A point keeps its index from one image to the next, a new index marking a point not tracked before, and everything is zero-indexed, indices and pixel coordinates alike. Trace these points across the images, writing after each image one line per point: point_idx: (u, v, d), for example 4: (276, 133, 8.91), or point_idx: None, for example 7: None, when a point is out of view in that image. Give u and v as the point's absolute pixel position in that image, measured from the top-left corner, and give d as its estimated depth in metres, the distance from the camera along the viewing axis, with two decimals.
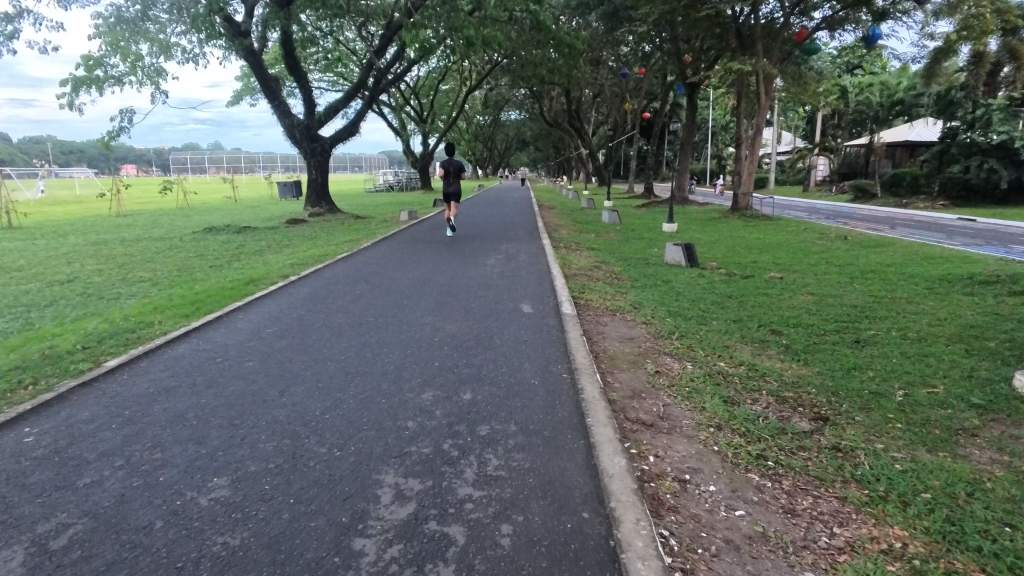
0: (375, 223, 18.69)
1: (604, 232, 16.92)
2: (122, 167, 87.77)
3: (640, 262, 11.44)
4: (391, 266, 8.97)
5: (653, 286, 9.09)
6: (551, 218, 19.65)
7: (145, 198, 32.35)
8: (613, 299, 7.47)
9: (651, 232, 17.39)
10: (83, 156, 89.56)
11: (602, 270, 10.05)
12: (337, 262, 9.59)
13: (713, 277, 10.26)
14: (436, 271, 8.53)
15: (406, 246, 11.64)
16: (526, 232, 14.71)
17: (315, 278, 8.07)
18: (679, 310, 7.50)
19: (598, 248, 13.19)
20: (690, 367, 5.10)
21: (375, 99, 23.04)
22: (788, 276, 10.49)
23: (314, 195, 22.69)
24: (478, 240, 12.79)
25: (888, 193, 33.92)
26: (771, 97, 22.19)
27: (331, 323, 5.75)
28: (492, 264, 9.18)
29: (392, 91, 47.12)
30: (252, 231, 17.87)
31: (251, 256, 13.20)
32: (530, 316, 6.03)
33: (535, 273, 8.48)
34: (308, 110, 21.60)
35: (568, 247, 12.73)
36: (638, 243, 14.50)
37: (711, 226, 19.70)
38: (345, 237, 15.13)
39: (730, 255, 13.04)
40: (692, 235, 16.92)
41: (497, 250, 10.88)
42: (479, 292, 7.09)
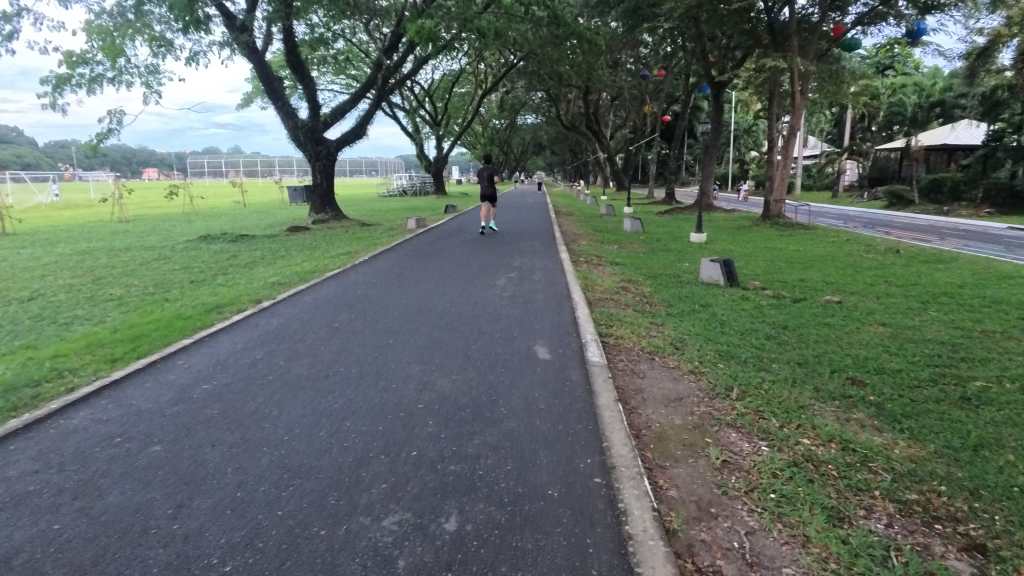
0: (381, 232, 17.50)
1: (627, 243, 15.53)
2: (142, 171, 88.30)
3: (671, 280, 10.08)
4: (385, 288, 7.68)
5: (693, 314, 7.69)
6: (569, 227, 18.31)
7: (152, 203, 31.59)
8: (648, 335, 6.10)
9: (679, 242, 15.92)
10: (105, 161, 90.17)
11: (630, 291, 8.69)
12: (324, 281, 8.34)
13: (759, 300, 8.86)
14: (436, 295, 7.23)
15: (408, 260, 10.39)
16: (541, 243, 13.37)
17: (292, 304, 6.82)
18: (729, 349, 6.11)
19: (624, 262, 11.83)
20: (767, 452, 3.70)
21: (385, 101, 21.86)
22: (847, 299, 9.03)
23: (318, 200, 21.59)
24: (491, 252, 11.49)
25: (926, 199, 31.65)
26: (807, 98, 20.62)
27: (290, 374, 4.47)
28: (502, 286, 7.84)
29: (406, 94, 46.14)
30: (249, 240, 16.77)
31: (240, 270, 12.05)
32: (547, 366, 4.69)
33: (552, 300, 7.14)
34: (313, 111, 20.51)
35: (590, 261, 11.40)
36: (666, 256, 13.14)
37: (744, 236, 18.19)
38: (345, 248, 13.91)
39: (772, 271, 11.58)
40: (724, 247, 15.44)
41: (509, 266, 9.58)
42: (484, 327, 5.77)
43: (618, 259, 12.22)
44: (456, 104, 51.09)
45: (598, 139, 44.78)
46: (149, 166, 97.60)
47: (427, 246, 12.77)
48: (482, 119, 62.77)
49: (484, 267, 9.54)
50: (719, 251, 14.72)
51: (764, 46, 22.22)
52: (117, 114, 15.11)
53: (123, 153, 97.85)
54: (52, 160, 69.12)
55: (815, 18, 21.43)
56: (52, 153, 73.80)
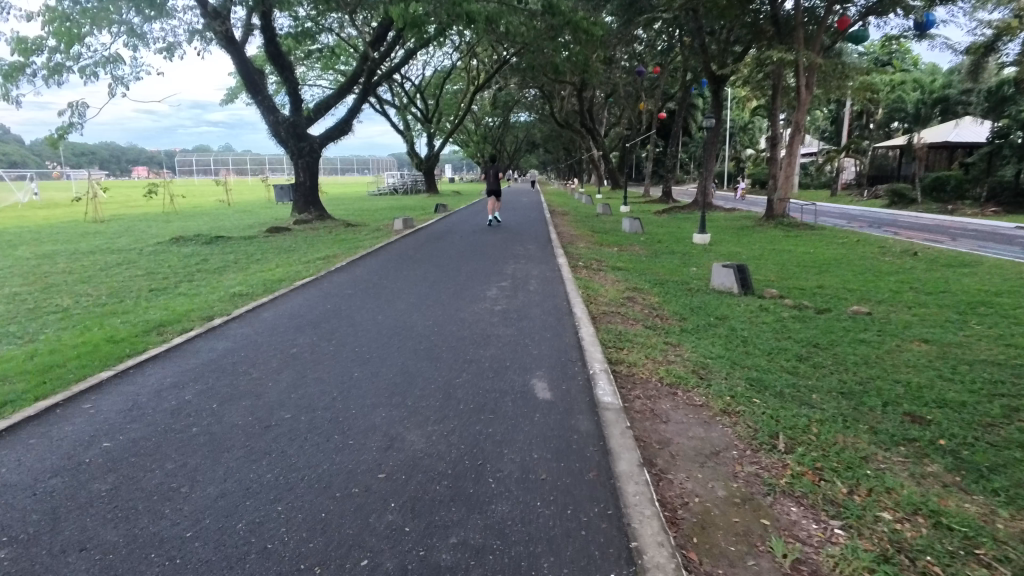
0: (365, 233, 16.51)
1: (627, 245, 14.61)
2: (131, 170, 86.82)
3: (679, 287, 9.18)
4: (359, 301, 6.72)
5: (710, 329, 6.80)
6: (565, 227, 17.38)
7: (131, 202, 30.39)
8: (665, 358, 5.16)
9: (682, 244, 15.02)
10: (93, 159, 88.70)
11: (636, 300, 7.76)
12: (292, 291, 7.36)
13: (780, 311, 7.97)
14: (417, 311, 6.27)
15: (392, 264, 9.48)
16: (537, 245, 12.46)
17: (248, 322, 5.84)
18: (759, 376, 5.20)
19: (626, 267, 10.93)
20: (844, 538, 2.78)
21: (372, 95, 20.81)
22: (876, 310, 8.14)
23: (301, 200, 20.54)
24: (483, 256, 10.58)
25: (928, 197, 30.88)
26: (812, 93, 19.77)
27: (221, 425, 3.52)
28: (495, 298, 6.89)
29: (396, 90, 45.06)
30: (225, 242, 15.73)
31: (208, 276, 11.04)
32: (547, 410, 3.75)
33: (551, 315, 6.21)
34: (294, 105, 19.45)
35: (589, 266, 10.49)
36: (671, 260, 12.28)
37: (749, 237, 17.32)
38: (325, 252, 12.93)
39: (786, 277, 10.69)
40: (730, 250, 14.54)
41: (502, 274, 8.64)
42: (472, 353, 4.83)
43: (623, 264, 11.31)
44: (448, 100, 50.04)
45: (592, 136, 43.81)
46: (138, 165, 96.06)
47: (413, 248, 11.80)
48: (475, 117, 61.77)
49: (474, 274, 8.60)
50: (726, 254, 13.81)
51: (768, 38, 21.32)
52: (79, 106, 14.02)
53: (111, 151, 96.29)
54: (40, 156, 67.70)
55: (820, 10, 20.59)
56: (37, 151, 72.34)
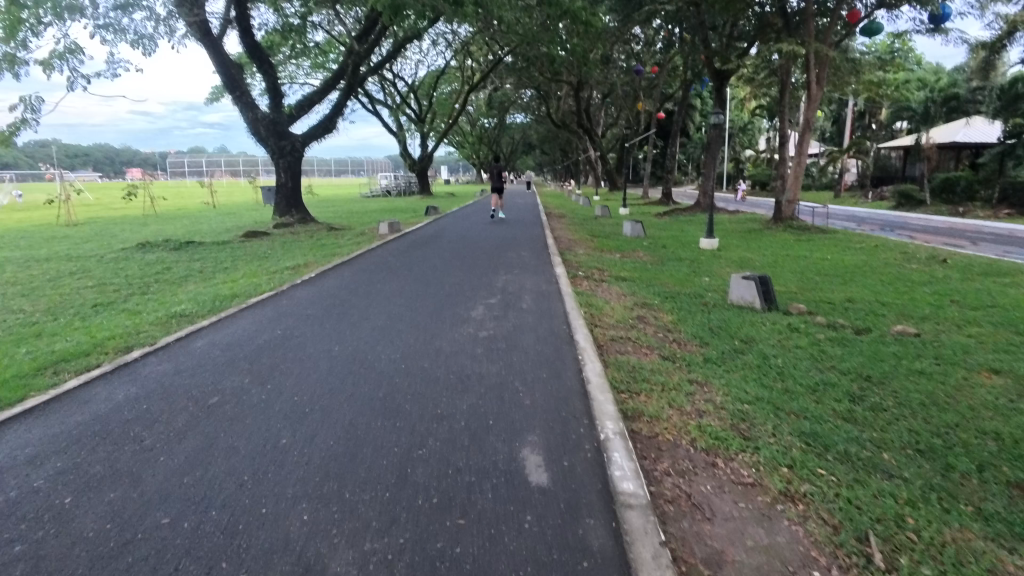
0: (347, 237, 15.37)
1: (630, 251, 13.50)
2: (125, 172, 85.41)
3: (692, 302, 8.09)
4: (316, 327, 5.58)
5: (739, 359, 5.69)
6: (562, 231, 16.29)
7: (110, 205, 29.15)
8: (693, 406, 4.05)
9: (689, 250, 13.93)
10: (87, 160, 87.68)
11: (647, 318, 6.65)
12: (241, 311, 6.24)
13: (813, 332, 6.87)
14: (385, 339, 5.14)
15: (368, 275, 8.37)
16: (532, 251, 11.35)
17: (171, 356, 4.72)
18: (813, 428, 4.10)
19: (631, 276, 9.85)
20: None
21: (358, 91, 19.69)
22: (923, 331, 7.05)
23: (282, 203, 19.37)
24: (472, 264, 9.48)
25: (938, 199, 29.80)
26: (823, 88, 18.69)
27: (61, 540, 2.38)
28: (481, 322, 5.76)
29: (388, 89, 43.91)
30: (197, 247, 14.60)
31: (167, 287, 9.93)
32: (544, 508, 2.62)
33: (548, 344, 5.09)
34: (275, 102, 18.30)
35: (590, 275, 9.39)
36: (679, 268, 11.21)
37: (758, 241, 16.26)
38: (301, 259, 11.82)
39: (808, 288, 9.60)
40: (741, 255, 13.48)
41: (492, 287, 7.52)
42: (445, 404, 3.71)
43: (628, 273, 10.24)
44: (442, 100, 48.93)
45: (589, 136, 42.70)
46: (131, 166, 94.66)
47: (395, 254, 10.68)
48: (470, 117, 60.66)
49: (460, 287, 7.48)
50: (738, 261, 12.72)
51: (776, 32, 20.25)
52: (32, 100, 12.79)
53: (104, 152, 95.17)
54: (32, 157, 66.68)
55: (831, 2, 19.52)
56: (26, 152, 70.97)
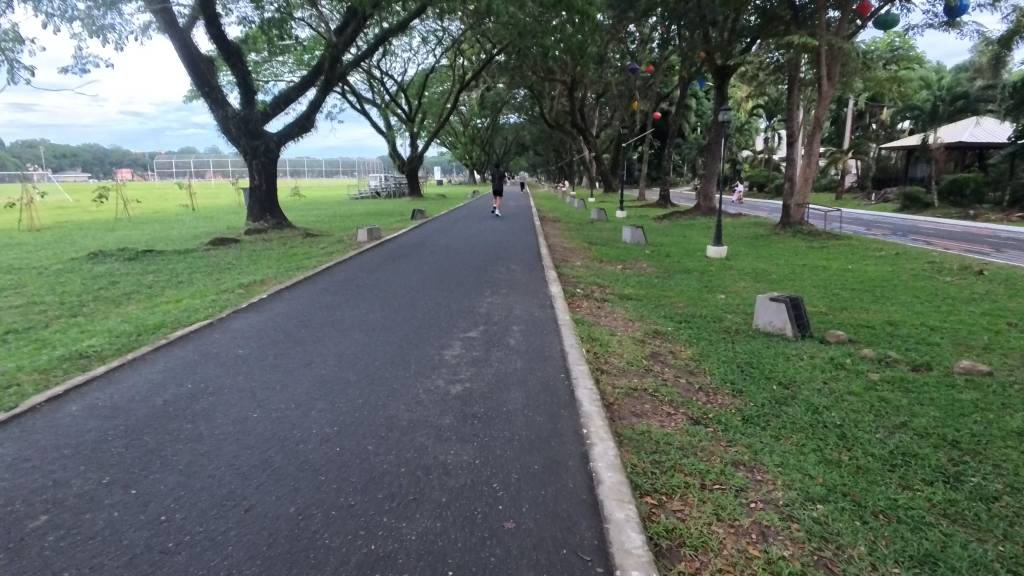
0: (323, 246, 14.10)
1: (631, 261, 12.27)
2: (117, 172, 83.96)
3: (710, 328, 6.89)
4: (240, 379, 4.29)
5: (783, 414, 4.47)
6: (558, 238, 15.06)
7: (80, 209, 27.68)
8: (751, 518, 2.80)
9: (696, 260, 12.75)
10: (75, 162, 85.88)
11: (662, 355, 5.42)
12: (156, 351, 4.96)
13: (863, 371, 5.66)
14: (324, 398, 3.87)
15: (329, 297, 7.11)
16: (523, 262, 10.11)
17: (21, 432, 3.43)
18: (925, 545, 2.85)
19: (637, 293, 8.64)
20: None
21: (336, 86, 18.38)
22: (995, 368, 5.83)
23: (255, 207, 18.02)
24: (454, 280, 8.22)
25: (945, 201, 28.71)
26: (835, 85, 17.54)
27: None
28: (454, 368, 4.47)
29: (376, 88, 42.59)
30: (155, 257, 13.29)
31: (102, 308, 8.62)
32: None
33: (541, 402, 3.83)
34: (247, 99, 16.99)
35: (591, 293, 8.18)
36: (688, 283, 10.02)
37: (767, 248, 15.11)
38: (264, 272, 10.53)
39: (839, 309, 8.41)
40: (754, 266, 12.28)
41: (475, 313, 6.25)
42: (381, 530, 2.46)
43: (634, 288, 9.04)
44: (433, 100, 47.62)
45: (584, 137, 41.49)
46: (123, 167, 93.10)
47: (367, 268, 9.40)
48: (462, 117, 59.40)
49: (437, 313, 6.23)
50: (750, 272, 11.52)
51: (784, 25, 19.06)
52: None
53: (92, 152, 93.30)
54: (19, 157, 65.21)
55: None
56: (11, 151, 69.40)
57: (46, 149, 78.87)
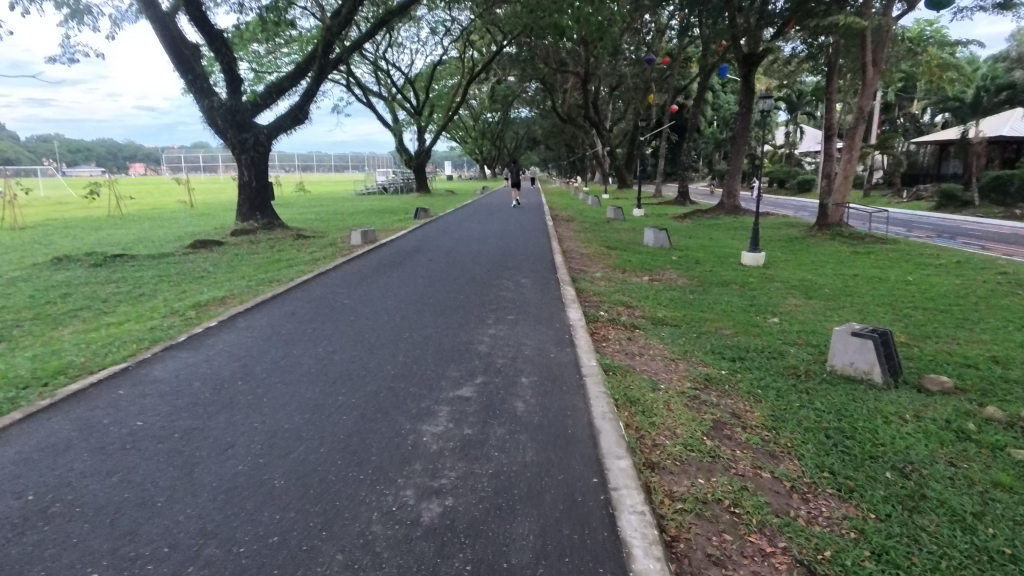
0: (313, 250, 12.74)
1: (658, 270, 10.79)
2: (131, 165, 84.12)
3: (773, 370, 5.44)
4: (112, 484, 2.87)
5: (925, 538, 2.98)
6: (573, 241, 13.63)
7: (74, 206, 26.63)
8: None
9: (730, 269, 11.26)
10: (88, 156, 85.65)
11: (725, 421, 3.95)
12: (24, 423, 3.57)
13: (1001, 445, 4.15)
14: (221, 531, 2.47)
15: (293, 327, 5.70)
16: (535, 273, 8.66)
17: None
18: None
19: (672, 315, 7.17)
20: None
21: (331, 74, 16.93)
22: None
23: (245, 205, 16.64)
24: (452, 300, 6.79)
25: (986, 199, 26.85)
26: (880, 71, 15.81)
27: None
28: (436, 464, 3.04)
29: (382, 79, 41.18)
30: (127, 262, 12.02)
31: (34, 329, 7.27)
32: None
33: (562, 549, 2.39)
34: (233, 87, 15.57)
35: (617, 317, 6.73)
36: (729, 299, 8.54)
37: (807, 254, 13.57)
38: (236, 283, 9.16)
39: (921, 338, 6.89)
40: (799, 276, 10.77)
41: (474, 355, 4.80)
42: None
43: (669, 307, 7.58)
44: (442, 93, 46.04)
45: (598, 131, 39.88)
46: (136, 161, 93.08)
47: (351, 281, 7.97)
48: (472, 111, 57.90)
49: (424, 355, 4.79)
50: (797, 284, 10.00)
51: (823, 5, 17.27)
52: None
53: (106, 145, 92.95)
54: (32, 151, 65.15)
55: None
56: (25, 146, 69.44)
57: (60, 142, 79.02)
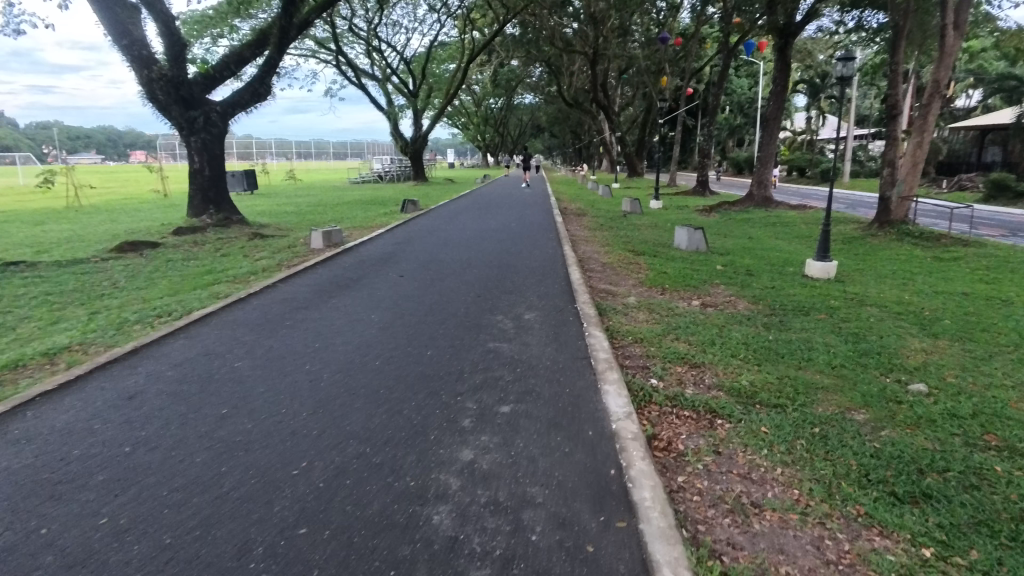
0: (264, 254, 10.21)
1: (705, 286, 8.15)
2: (131, 154, 82.06)
3: (1008, 536, 2.85)
4: None
5: None
6: (588, 244, 11.04)
7: (32, 196, 24.21)
8: None
9: (797, 283, 8.67)
10: (88, 143, 83.27)
11: None
12: None
13: None
14: None
15: (104, 440, 3.07)
16: (541, 302, 6.00)
17: None
18: None
19: (762, 382, 4.54)
20: None
21: (296, 39, 14.17)
22: None
23: (196, 197, 13.98)
24: (410, 364, 4.13)
25: None
26: (962, 36, 12.98)
27: None
28: None
29: (376, 59, 38.33)
30: (27, 270, 9.57)
31: None
32: None
33: None
34: (174, 53, 12.83)
35: (679, 394, 4.11)
36: (824, 340, 5.92)
37: (878, 261, 10.93)
38: (126, 308, 6.61)
39: None
40: (890, 295, 8.16)
41: (416, 549, 2.21)
42: None
43: (752, 363, 4.96)
44: (441, 75, 43.19)
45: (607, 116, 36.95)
46: (136, 148, 91.03)
47: (273, 317, 5.37)
48: (475, 96, 54.88)
49: (307, 556, 2.18)
50: (898, 309, 7.38)
51: None
52: None
53: (105, 132, 90.65)
54: (27, 138, 63.27)
55: None
56: (23, 133, 67.64)
57: (60, 130, 77.43)
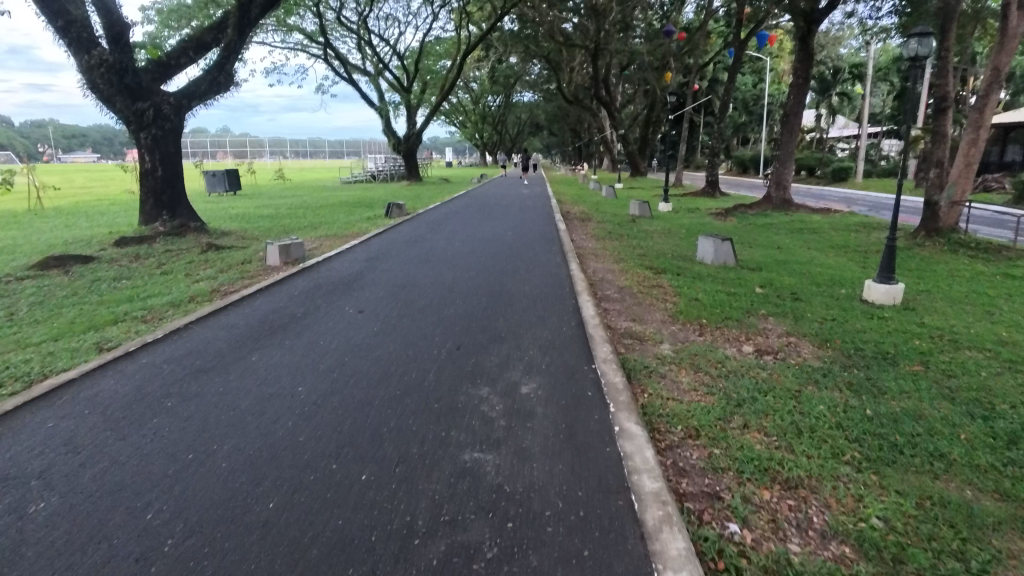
0: (209, 272, 8.52)
1: (750, 318, 6.45)
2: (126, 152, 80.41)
3: None
4: None
5: None
6: (596, 258, 9.38)
7: None
8: None
9: (858, 313, 6.98)
10: (84, 141, 81.68)
11: None
12: None
13: None
14: None
15: None
16: (541, 360, 4.28)
17: None
18: None
19: (902, 518, 2.84)
20: None
21: (259, 20, 12.39)
22: None
23: (148, 201, 12.29)
24: (320, 514, 2.43)
25: None
26: None
27: None
28: None
29: (366, 53, 36.57)
30: None
31: None
32: None
33: None
34: (113, 35, 11.00)
35: (784, 561, 2.41)
36: (942, 412, 4.22)
37: (939, 279, 9.24)
38: None
39: None
40: (982, 331, 6.46)
41: None
42: None
43: (869, 472, 3.27)
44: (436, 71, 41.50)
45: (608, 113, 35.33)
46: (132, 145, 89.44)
47: (151, 394, 3.66)
48: (472, 93, 53.20)
49: None
50: (1007, 353, 5.67)
51: None
52: None
53: (101, 130, 89.01)
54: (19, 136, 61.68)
55: None
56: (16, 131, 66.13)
57: (54, 129, 76.07)
